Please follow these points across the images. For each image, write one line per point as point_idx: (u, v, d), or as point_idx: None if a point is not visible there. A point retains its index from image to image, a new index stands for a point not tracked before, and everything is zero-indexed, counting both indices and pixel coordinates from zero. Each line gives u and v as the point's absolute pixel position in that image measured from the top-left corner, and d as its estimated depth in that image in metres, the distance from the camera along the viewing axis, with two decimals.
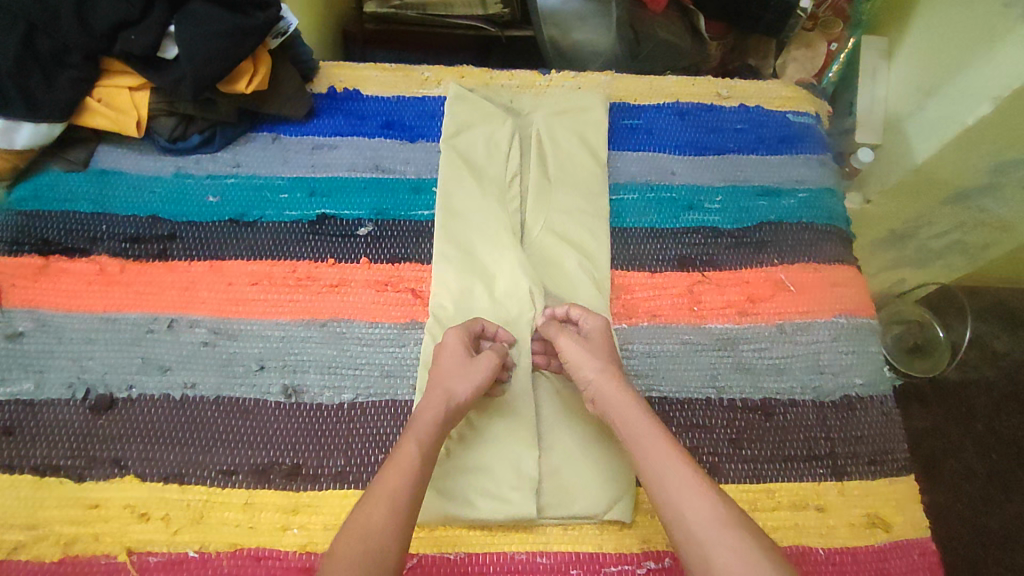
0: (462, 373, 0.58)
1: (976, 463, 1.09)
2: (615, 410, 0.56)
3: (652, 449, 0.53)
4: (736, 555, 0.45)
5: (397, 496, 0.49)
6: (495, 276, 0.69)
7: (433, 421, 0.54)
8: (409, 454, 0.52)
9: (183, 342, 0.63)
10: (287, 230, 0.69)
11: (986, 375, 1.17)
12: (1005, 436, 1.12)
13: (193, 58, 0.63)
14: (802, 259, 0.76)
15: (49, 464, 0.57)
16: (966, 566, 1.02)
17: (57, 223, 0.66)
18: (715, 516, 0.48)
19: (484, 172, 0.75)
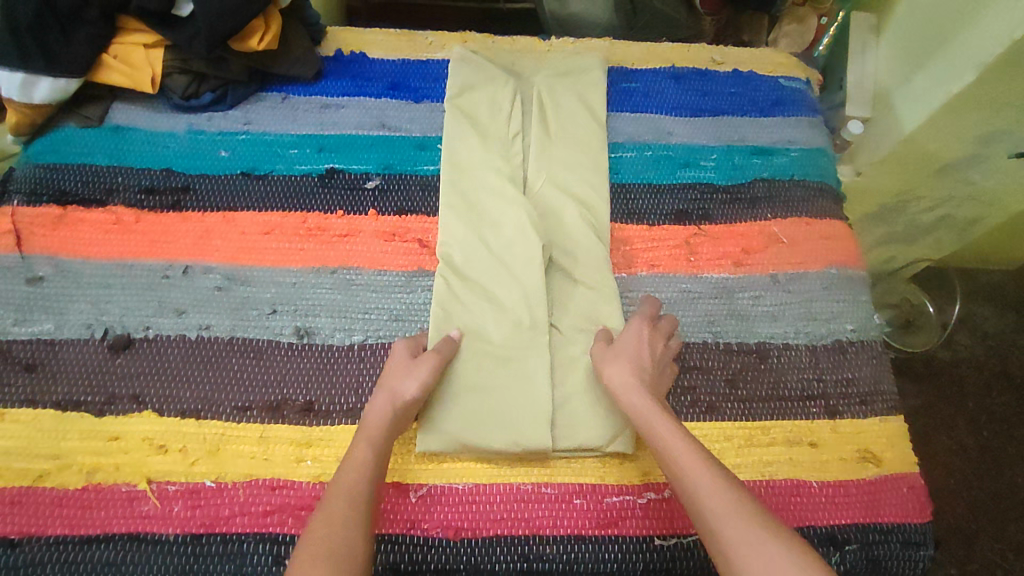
0: (408, 375, 0.59)
1: (967, 438, 1.12)
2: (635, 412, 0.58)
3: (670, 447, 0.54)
4: (749, 539, 0.46)
5: (357, 495, 0.51)
6: (501, 225, 0.71)
7: (381, 423, 0.56)
8: (363, 455, 0.54)
9: (198, 287, 0.65)
10: (297, 184, 0.71)
11: (975, 351, 1.20)
12: (995, 411, 1.15)
13: (208, 13, 0.65)
14: (795, 213, 0.79)
15: (70, 400, 0.59)
16: (957, 536, 1.05)
17: (74, 175, 0.68)
18: (728, 503, 0.49)
19: (487, 130, 0.78)
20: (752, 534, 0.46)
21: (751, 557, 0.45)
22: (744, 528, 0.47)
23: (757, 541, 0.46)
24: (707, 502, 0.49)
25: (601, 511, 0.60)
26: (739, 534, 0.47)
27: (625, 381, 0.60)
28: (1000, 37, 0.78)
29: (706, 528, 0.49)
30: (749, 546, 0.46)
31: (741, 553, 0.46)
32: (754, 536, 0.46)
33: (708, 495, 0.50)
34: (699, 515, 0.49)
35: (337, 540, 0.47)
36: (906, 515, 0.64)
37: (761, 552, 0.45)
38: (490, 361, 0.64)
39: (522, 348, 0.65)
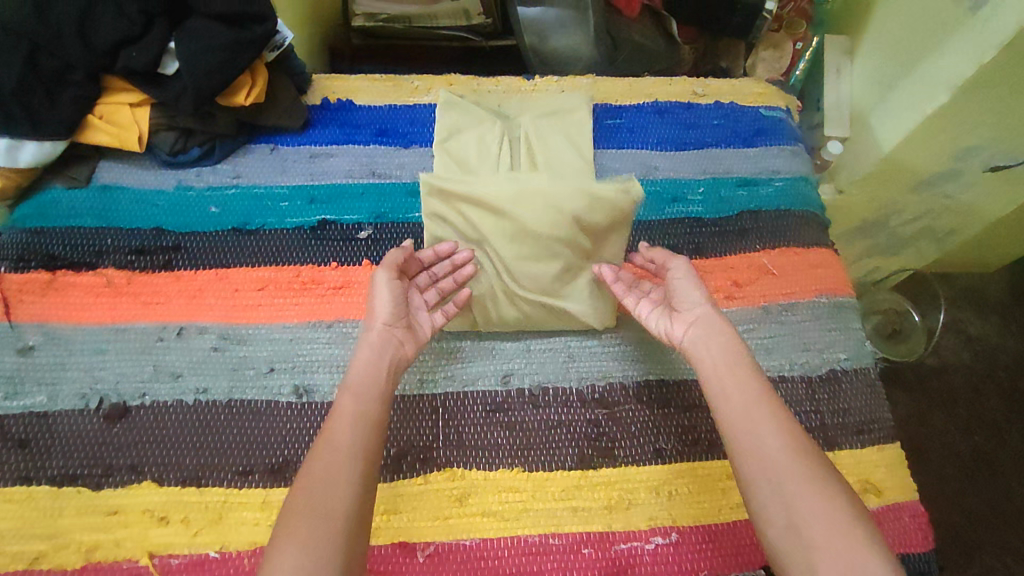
0: (375, 301, 0.62)
1: (959, 446, 1.14)
2: (711, 341, 0.60)
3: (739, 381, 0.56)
4: (800, 475, 0.50)
5: (351, 450, 0.51)
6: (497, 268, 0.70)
7: (369, 374, 0.57)
8: (348, 407, 0.54)
9: (194, 349, 0.64)
10: (289, 237, 0.71)
11: (960, 357, 1.22)
12: (985, 417, 1.17)
13: (194, 72, 0.65)
14: (783, 242, 0.80)
15: (67, 474, 0.57)
16: (956, 544, 1.06)
17: (62, 239, 0.67)
18: (786, 439, 0.52)
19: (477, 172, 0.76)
20: (801, 470, 0.50)
21: (797, 489, 0.49)
22: (798, 462, 0.50)
23: (805, 474, 0.50)
24: (762, 434, 0.53)
25: (610, 560, 0.60)
26: (793, 470, 0.50)
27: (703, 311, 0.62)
28: (967, 61, 0.80)
29: (752, 457, 0.52)
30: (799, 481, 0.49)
31: (786, 483, 0.50)
32: (805, 471, 0.50)
33: (764, 427, 0.53)
34: (751, 445, 0.52)
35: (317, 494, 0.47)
36: (908, 544, 0.66)
37: (811, 486, 0.49)
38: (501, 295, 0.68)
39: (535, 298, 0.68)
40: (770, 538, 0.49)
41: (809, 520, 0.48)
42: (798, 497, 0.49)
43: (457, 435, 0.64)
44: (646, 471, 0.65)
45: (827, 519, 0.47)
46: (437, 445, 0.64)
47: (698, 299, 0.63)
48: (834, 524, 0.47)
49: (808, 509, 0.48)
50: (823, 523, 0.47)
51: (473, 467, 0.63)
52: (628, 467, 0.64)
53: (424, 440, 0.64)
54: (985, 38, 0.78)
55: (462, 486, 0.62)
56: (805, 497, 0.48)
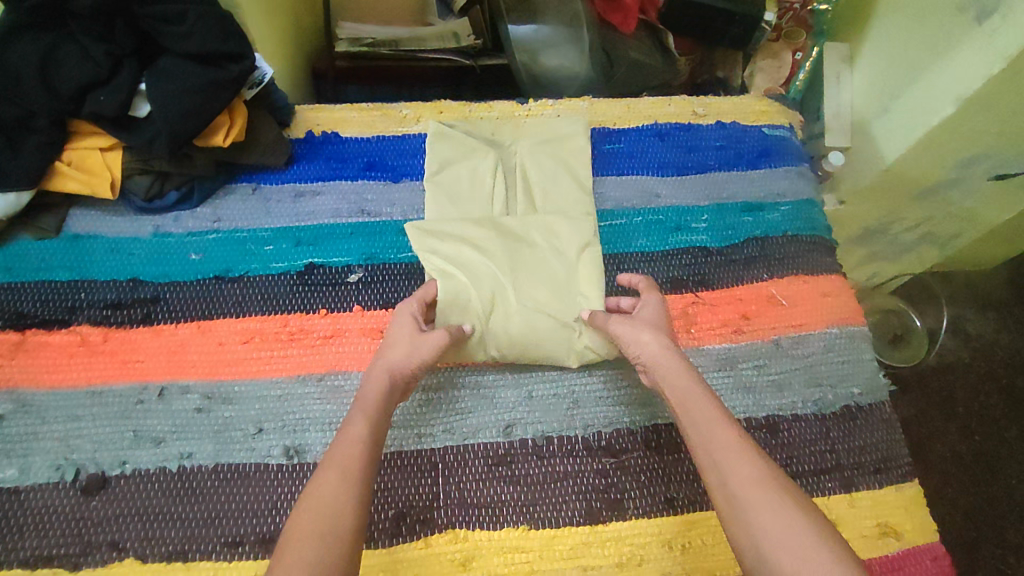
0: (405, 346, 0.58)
1: (959, 444, 1.11)
2: (665, 373, 0.57)
3: (696, 411, 0.53)
4: (766, 506, 0.46)
5: (347, 463, 0.48)
6: (496, 304, 0.68)
7: (380, 393, 0.54)
8: (358, 424, 0.51)
9: (176, 411, 0.60)
10: (275, 283, 0.67)
11: (964, 359, 1.19)
12: (985, 415, 1.14)
13: (167, 115, 0.61)
14: (791, 271, 0.77)
15: (41, 555, 0.54)
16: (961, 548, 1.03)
17: (33, 296, 0.64)
18: (749, 470, 0.48)
19: (470, 207, 0.75)
20: (768, 500, 0.46)
21: (771, 522, 0.45)
22: (764, 493, 0.46)
23: (776, 506, 0.45)
24: (727, 465, 0.49)
25: None
26: (759, 502, 0.46)
27: (655, 346, 0.59)
28: (975, 74, 0.77)
29: (723, 493, 0.48)
30: (768, 513, 0.45)
31: (755, 512, 0.46)
32: (777, 503, 0.46)
33: (727, 458, 0.49)
34: (718, 480, 0.49)
35: (325, 512, 0.44)
36: None
37: (779, 515, 0.45)
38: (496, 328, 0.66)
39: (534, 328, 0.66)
40: (749, 571, 0.45)
41: (779, 553, 0.43)
42: (767, 531, 0.44)
43: (458, 492, 0.61)
44: (658, 525, 0.61)
45: (799, 551, 0.43)
46: (438, 504, 0.60)
47: (646, 338, 0.60)
48: (810, 557, 0.42)
49: (777, 540, 0.44)
50: (795, 556, 0.42)
51: (477, 527, 0.60)
52: (639, 520, 0.61)
53: (424, 500, 0.60)
54: (992, 50, 0.75)
55: (466, 549, 0.59)
56: (775, 530, 0.44)
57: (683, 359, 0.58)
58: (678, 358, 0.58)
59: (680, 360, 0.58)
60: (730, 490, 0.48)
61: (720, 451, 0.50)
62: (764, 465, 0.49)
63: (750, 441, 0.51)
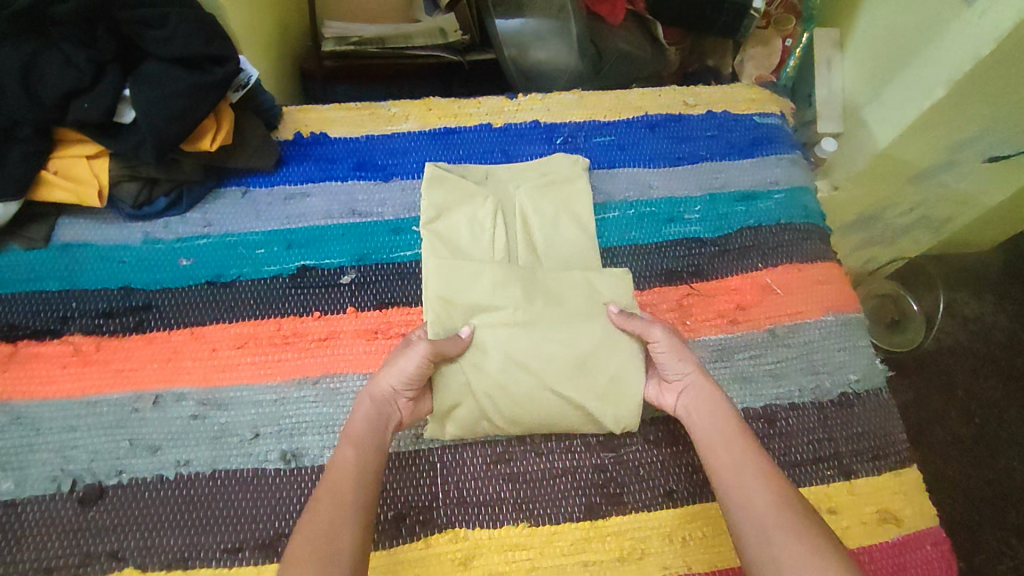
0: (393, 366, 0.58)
1: (959, 429, 1.11)
2: (703, 409, 0.58)
3: (724, 443, 0.55)
4: (787, 531, 0.47)
5: (338, 491, 0.49)
6: (504, 377, 0.64)
7: (365, 422, 0.55)
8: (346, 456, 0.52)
9: (171, 418, 0.60)
10: (267, 287, 0.67)
11: (961, 342, 1.19)
12: (984, 399, 1.14)
13: (153, 121, 0.61)
14: (786, 260, 0.77)
15: (40, 567, 0.54)
16: (963, 529, 1.04)
17: (23, 306, 0.63)
18: (773, 498, 0.50)
19: (471, 259, 0.71)
20: (786, 522, 0.48)
21: (789, 547, 0.46)
22: (785, 520, 0.48)
23: (797, 533, 0.47)
24: (751, 493, 0.50)
25: None
26: (779, 527, 0.47)
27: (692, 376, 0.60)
28: (964, 57, 0.76)
29: (745, 520, 0.49)
30: (790, 539, 0.46)
31: (774, 535, 0.47)
32: (796, 529, 0.47)
33: (746, 482, 0.51)
34: (743, 509, 0.50)
35: (318, 538, 0.45)
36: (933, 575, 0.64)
37: (799, 536, 0.46)
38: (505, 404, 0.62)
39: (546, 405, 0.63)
40: None
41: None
42: (789, 557, 0.45)
43: (457, 492, 0.61)
44: (658, 518, 0.61)
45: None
46: (436, 505, 0.60)
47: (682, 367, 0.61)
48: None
49: (795, 556, 0.45)
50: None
51: (477, 526, 0.60)
52: (638, 514, 0.61)
53: (422, 500, 0.60)
54: (981, 32, 0.74)
55: (466, 547, 0.59)
56: (792, 554, 0.46)
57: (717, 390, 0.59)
58: (714, 390, 0.59)
59: (716, 393, 0.59)
60: (755, 517, 0.49)
61: (738, 476, 0.52)
62: (782, 490, 0.50)
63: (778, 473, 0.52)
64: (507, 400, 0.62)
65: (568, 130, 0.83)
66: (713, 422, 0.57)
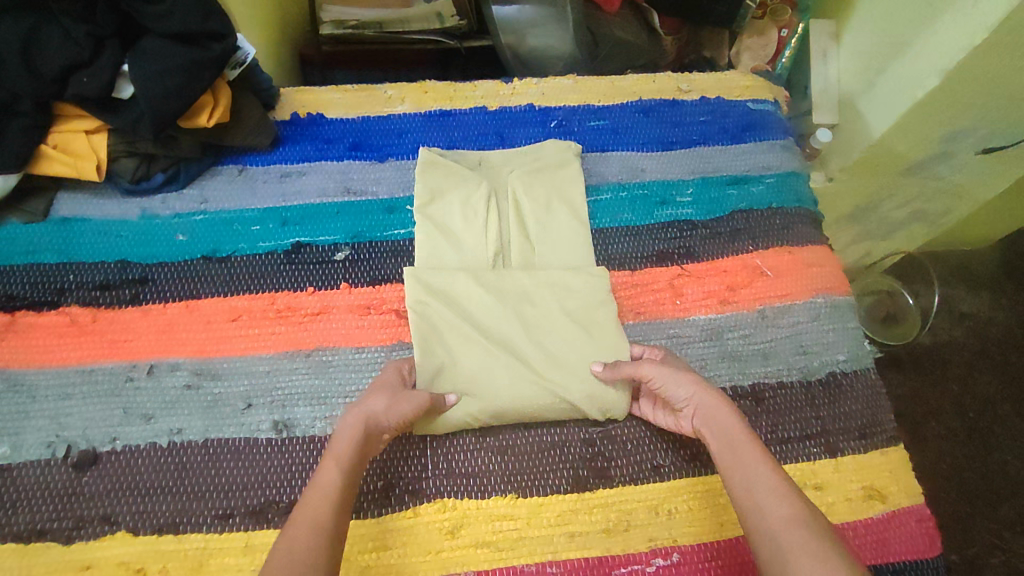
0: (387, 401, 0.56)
1: (951, 419, 1.12)
2: (714, 424, 0.55)
3: (739, 455, 0.52)
4: (806, 550, 0.43)
5: (317, 517, 0.45)
6: (493, 360, 0.65)
7: (351, 443, 0.51)
8: (328, 475, 0.48)
9: (165, 388, 0.61)
10: (262, 262, 0.68)
11: (955, 335, 1.20)
12: (977, 390, 1.14)
13: (151, 96, 0.62)
14: (776, 243, 0.77)
15: (34, 529, 0.55)
16: (955, 518, 1.04)
17: (22, 277, 0.65)
18: (791, 514, 0.46)
19: (462, 243, 0.72)
20: (806, 542, 0.44)
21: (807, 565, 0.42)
22: (805, 536, 0.44)
23: (814, 549, 0.43)
24: (766, 510, 0.47)
25: None
26: (796, 543, 0.44)
27: (695, 387, 0.58)
28: (958, 44, 0.76)
29: (762, 539, 0.46)
30: (804, 557, 0.43)
31: (796, 561, 0.43)
32: (816, 547, 0.43)
33: (768, 502, 0.48)
34: (759, 527, 0.47)
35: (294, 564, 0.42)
36: (918, 551, 0.64)
37: (818, 559, 0.43)
38: (493, 387, 0.63)
39: (532, 387, 0.64)
40: None
41: None
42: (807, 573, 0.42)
43: (446, 463, 0.62)
44: (646, 491, 0.62)
45: None
46: (425, 475, 0.61)
47: (681, 379, 0.59)
48: None
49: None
50: None
51: (465, 497, 0.61)
52: (626, 487, 0.62)
53: (412, 471, 0.61)
54: (974, 19, 0.75)
55: (454, 517, 0.60)
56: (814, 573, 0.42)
57: (725, 402, 0.57)
58: (721, 402, 0.57)
59: (725, 405, 0.56)
60: (771, 536, 0.46)
61: (760, 496, 0.48)
62: (808, 514, 0.46)
63: (794, 485, 0.49)
64: (495, 383, 0.63)
65: (562, 113, 0.83)
66: (721, 436, 0.54)
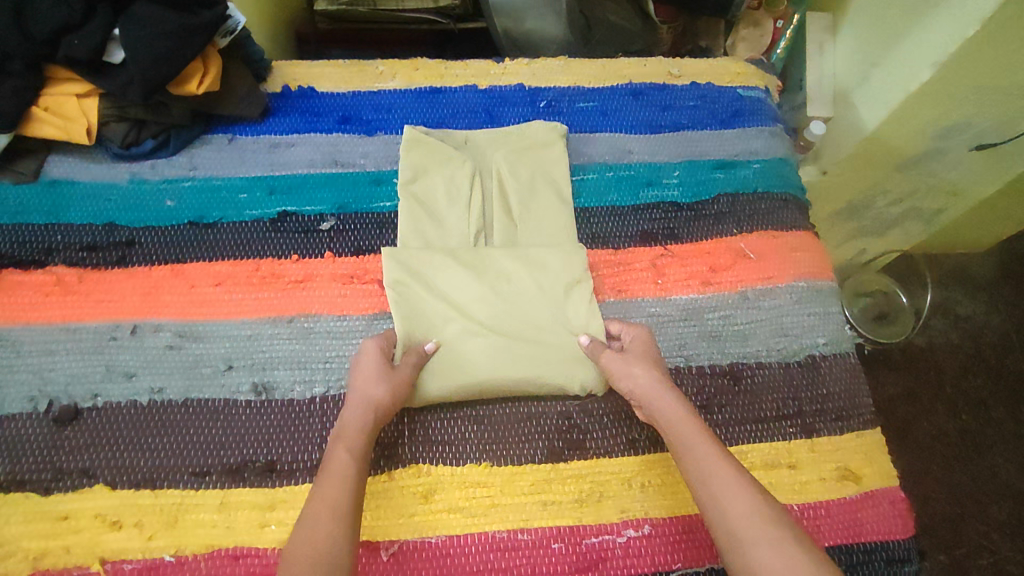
0: (378, 377, 0.59)
1: (937, 416, 1.12)
2: (663, 416, 0.57)
3: (693, 446, 0.54)
4: (765, 540, 0.47)
5: (337, 504, 0.49)
6: (471, 338, 0.65)
7: (362, 431, 0.55)
8: (342, 462, 0.52)
9: (147, 347, 0.62)
10: (248, 229, 0.69)
11: (944, 331, 1.20)
12: (963, 386, 1.15)
13: (140, 60, 0.62)
14: (761, 227, 0.78)
15: (14, 480, 0.56)
16: (936, 511, 1.05)
17: (11, 236, 0.65)
18: (748, 503, 0.49)
19: (445, 221, 0.73)
20: (768, 536, 0.47)
21: (766, 554, 0.46)
22: (762, 526, 0.47)
23: (774, 539, 0.46)
24: (724, 499, 0.50)
25: (581, 554, 0.59)
26: (757, 533, 0.47)
27: (648, 379, 0.59)
28: (948, 36, 0.76)
29: (722, 530, 0.49)
30: (766, 545, 0.46)
31: (757, 552, 0.46)
32: (774, 536, 0.47)
33: (728, 496, 0.50)
34: (718, 519, 0.50)
35: (317, 561, 0.45)
36: (890, 532, 0.65)
37: (779, 551, 0.46)
38: (471, 363, 0.64)
39: (511, 365, 0.64)
40: None
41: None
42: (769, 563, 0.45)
43: (422, 430, 0.63)
44: (620, 464, 0.63)
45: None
46: (402, 442, 0.62)
47: (637, 371, 0.60)
48: None
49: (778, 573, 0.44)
50: None
51: (441, 463, 0.61)
52: (600, 459, 0.63)
53: (389, 437, 0.62)
54: (964, 12, 0.75)
55: (428, 482, 0.60)
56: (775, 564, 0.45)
57: (674, 391, 0.58)
58: (670, 392, 0.58)
59: (674, 396, 0.58)
60: (730, 525, 0.48)
61: (718, 489, 0.51)
62: (767, 505, 0.49)
63: (748, 474, 0.52)
64: (474, 360, 0.64)
65: (552, 94, 0.84)
66: (672, 426, 0.56)
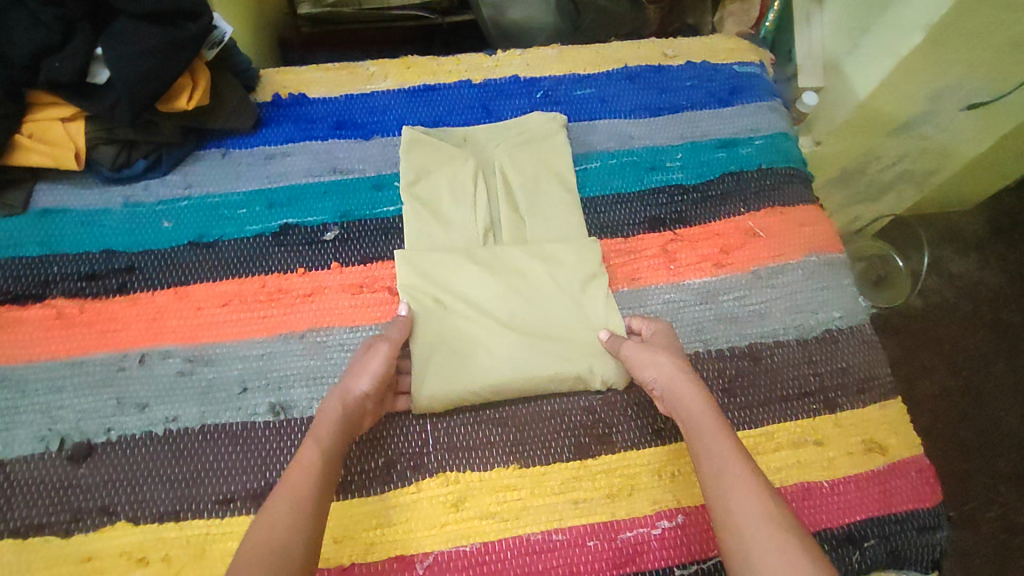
0: (358, 371, 0.58)
1: (947, 378, 1.12)
2: (685, 412, 0.56)
3: (709, 445, 0.53)
4: (772, 543, 0.46)
5: (301, 495, 0.48)
6: (491, 340, 0.64)
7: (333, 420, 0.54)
8: (310, 457, 0.51)
9: (158, 376, 0.60)
10: (251, 245, 0.67)
11: (948, 292, 1.20)
12: (969, 346, 1.15)
13: (127, 79, 0.60)
14: (768, 204, 0.77)
15: (32, 524, 0.54)
16: (955, 473, 1.05)
17: (6, 272, 0.63)
18: (757, 507, 0.48)
19: (452, 221, 0.71)
20: (775, 540, 0.46)
21: (771, 558, 0.45)
22: (770, 531, 0.47)
23: (781, 544, 0.46)
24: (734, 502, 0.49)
25: (617, 550, 0.58)
26: (763, 536, 0.46)
27: (670, 371, 0.59)
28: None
29: (728, 532, 0.48)
30: (770, 550, 0.46)
31: (760, 556, 0.46)
32: (787, 543, 0.46)
33: (741, 499, 0.49)
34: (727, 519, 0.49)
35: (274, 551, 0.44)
36: (920, 501, 0.65)
37: (782, 556, 0.45)
38: (492, 365, 0.63)
39: (534, 365, 0.63)
40: None
41: None
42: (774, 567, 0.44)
43: (446, 437, 0.62)
44: (648, 455, 0.62)
45: None
46: (427, 451, 0.61)
47: (661, 362, 0.59)
48: None
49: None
50: None
51: (467, 470, 0.60)
52: (628, 452, 0.62)
53: (412, 447, 0.61)
54: None
55: (456, 490, 0.59)
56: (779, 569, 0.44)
57: (698, 386, 0.58)
58: (694, 387, 0.57)
59: (698, 390, 0.57)
60: (739, 528, 0.48)
61: (731, 489, 0.50)
62: (780, 513, 0.48)
63: (762, 478, 0.51)
64: (494, 362, 0.63)
65: (548, 84, 0.82)
66: (695, 421, 0.55)
